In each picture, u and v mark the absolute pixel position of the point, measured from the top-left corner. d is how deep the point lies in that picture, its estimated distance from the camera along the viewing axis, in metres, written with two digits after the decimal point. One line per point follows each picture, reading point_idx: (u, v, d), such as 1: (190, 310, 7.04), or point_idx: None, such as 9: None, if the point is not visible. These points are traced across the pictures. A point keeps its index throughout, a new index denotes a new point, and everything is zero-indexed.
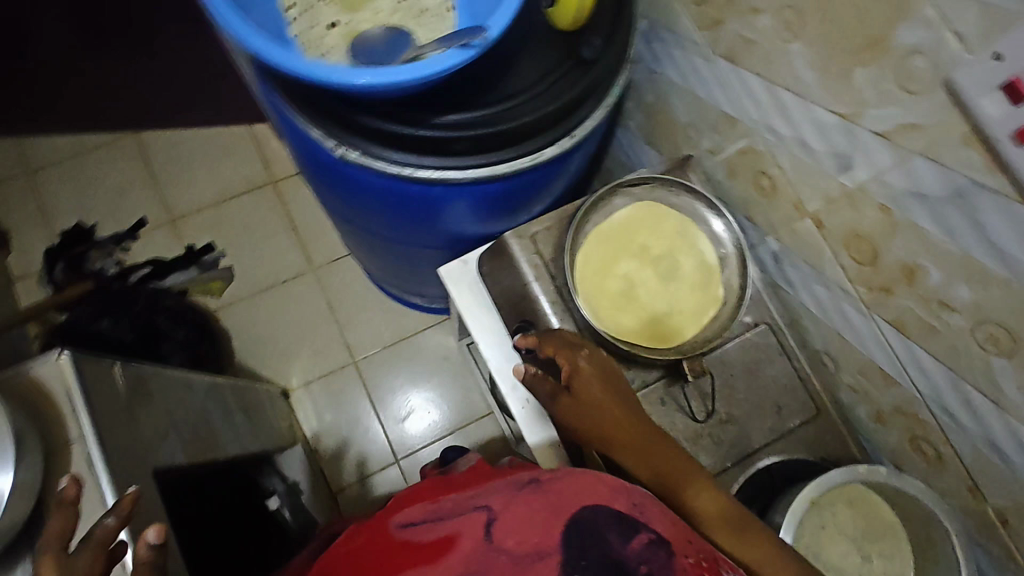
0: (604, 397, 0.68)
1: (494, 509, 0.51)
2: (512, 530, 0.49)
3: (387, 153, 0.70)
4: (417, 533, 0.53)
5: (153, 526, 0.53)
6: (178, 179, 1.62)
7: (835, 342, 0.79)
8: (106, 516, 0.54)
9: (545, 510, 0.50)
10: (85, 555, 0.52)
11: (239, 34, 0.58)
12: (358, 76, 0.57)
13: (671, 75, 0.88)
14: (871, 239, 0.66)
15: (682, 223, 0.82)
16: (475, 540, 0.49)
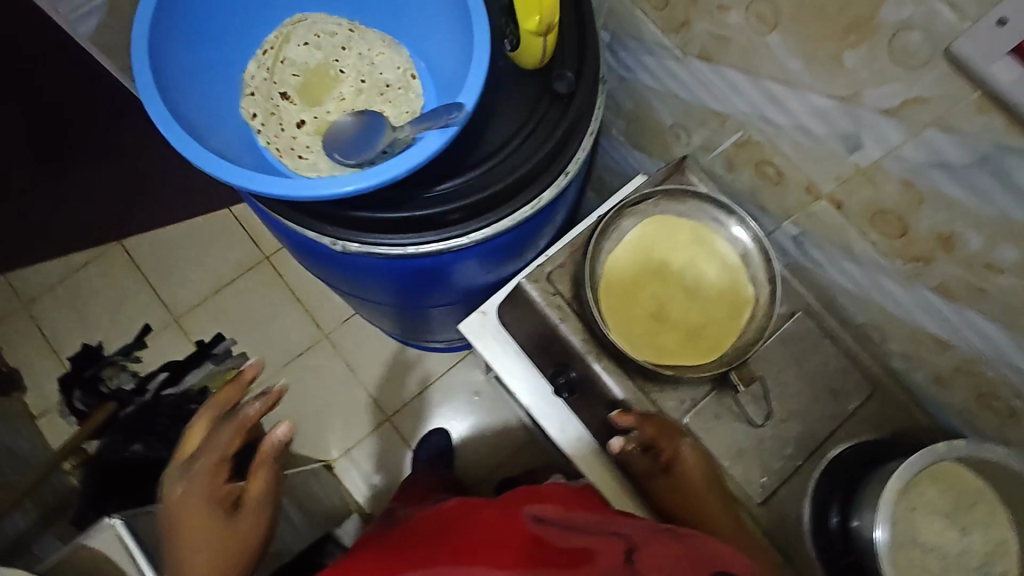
0: (703, 488, 0.69)
1: (637, 541, 0.50)
2: (657, 564, 0.47)
3: (387, 239, 0.69)
4: (549, 535, 0.53)
5: (282, 423, 0.65)
6: (172, 278, 1.60)
7: (877, 314, 0.77)
8: (254, 402, 0.66)
9: (687, 558, 0.47)
10: (227, 433, 0.65)
11: (216, 170, 0.57)
12: (347, 182, 0.56)
13: (646, 80, 0.85)
14: (897, 213, 0.64)
15: (695, 230, 0.79)
16: (614, 563, 0.48)
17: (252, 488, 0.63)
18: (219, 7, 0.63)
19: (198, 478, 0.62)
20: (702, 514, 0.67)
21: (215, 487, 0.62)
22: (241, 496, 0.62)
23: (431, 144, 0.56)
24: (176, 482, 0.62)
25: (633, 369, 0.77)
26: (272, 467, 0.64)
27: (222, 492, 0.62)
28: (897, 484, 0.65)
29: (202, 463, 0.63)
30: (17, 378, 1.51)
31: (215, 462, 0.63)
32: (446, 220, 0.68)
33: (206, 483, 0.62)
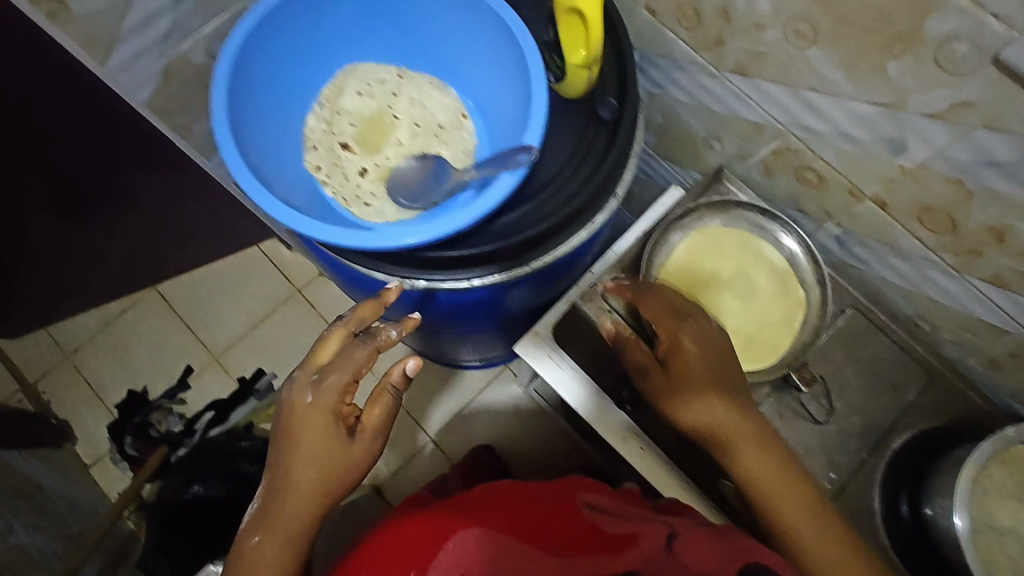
0: (705, 377, 0.66)
1: (678, 531, 0.61)
2: (694, 552, 0.58)
3: (453, 275, 0.71)
4: (603, 521, 0.64)
5: (413, 359, 0.64)
6: (208, 317, 1.62)
7: (927, 306, 0.79)
8: (391, 329, 0.66)
9: (720, 549, 0.58)
10: (361, 351, 0.62)
11: (299, 226, 0.59)
12: (429, 232, 0.59)
13: (676, 95, 0.88)
14: (946, 210, 0.66)
15: (742, 238, 0.82)
16: (656, 545, 0.59)
17: (370, 415, 0.64)
18: (279, 67, 0.66)
19: (328, 391, 0.60)
20: (712, 424, 0.66)
21: (339, 403, 0.61)
22: (360, 421, 0.64)
23: (505, 183, 0.59)
24: (304, 390, 0.61)
25: None
26: (392, 399, 0.65)
27: (345, 410, 0.62)
28: (966, 474, 0.69)
29: (334, 380, 0.61)
30: (68, 427, 1.54)
31: (345, 382, 0.61)
32: (508, 253, 0.71)
33: (333, 399, 0.61)
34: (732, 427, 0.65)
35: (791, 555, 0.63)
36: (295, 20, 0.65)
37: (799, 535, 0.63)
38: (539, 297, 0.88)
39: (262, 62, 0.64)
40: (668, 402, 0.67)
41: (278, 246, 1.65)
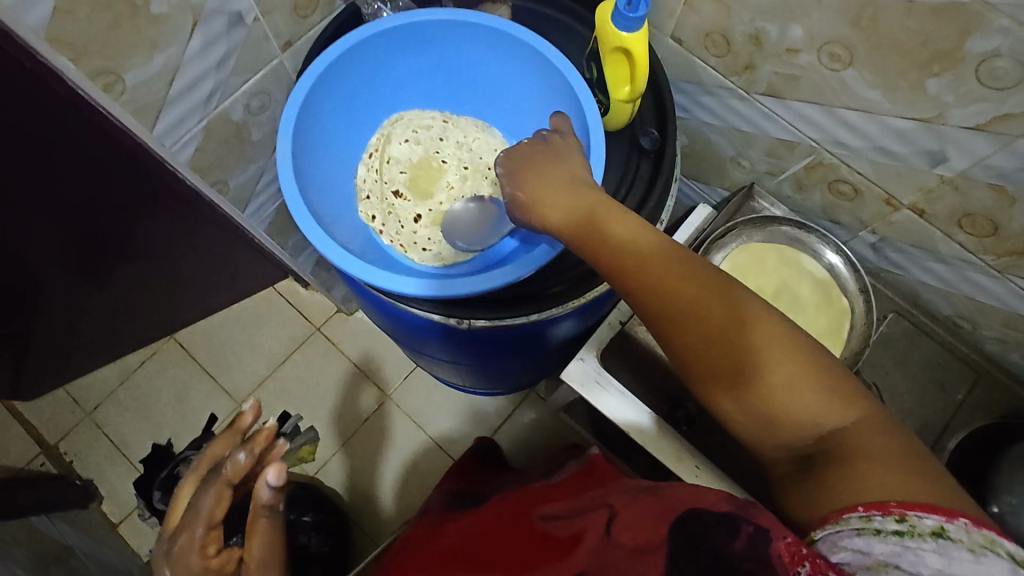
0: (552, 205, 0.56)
1: (619, 509, 0.52)
2: (630, 527, 0.49)
3: (509, 314, 0.72)
4: (556, 529, 0.56)
5: (272, 467, 0.56)
6: (229, 362, 1.55)
7: (967, 306, 0.81)
8: (237, 453, 0.58)
9: (660, 508, 0.49)
10: (208, 495, 0.57)
11: (373, 278, 0.60)
12: (492, 279, 0.61)
13: (704, 117, 0.90)
14: (987, 213, 0.68)
15: (782, 253, 0.85)
16: (598, 536, 0.50)
17: (251, 549, 0.55)
18: (330, 122, 0.67)
19: (184, 553, 0.54)
20: (583, 250, 0.54)
21: (203, 558, 0.54)
22: (242, 562, 0.55)
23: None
24: (162, 563, 0.55)
25: None
26: (268, 520, 0.56)
27: (213, 562, 0.54)
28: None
29: (185, 541, 0.54)
30: (91, 488, 1.46)
31: (201, 531, 0.55)
32: (560, 289, 0.73)
33: (195, 555, 0.53)
34: (631, 262, 0.51)
35: (750, 413, 0.48)
36: (349, 74, 0.66)
37: (732, 391, 0.48)
38: (582, 330, 0.89)
39: (316, 119, 0.65)
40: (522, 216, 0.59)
41: (294, 285, 1.60)
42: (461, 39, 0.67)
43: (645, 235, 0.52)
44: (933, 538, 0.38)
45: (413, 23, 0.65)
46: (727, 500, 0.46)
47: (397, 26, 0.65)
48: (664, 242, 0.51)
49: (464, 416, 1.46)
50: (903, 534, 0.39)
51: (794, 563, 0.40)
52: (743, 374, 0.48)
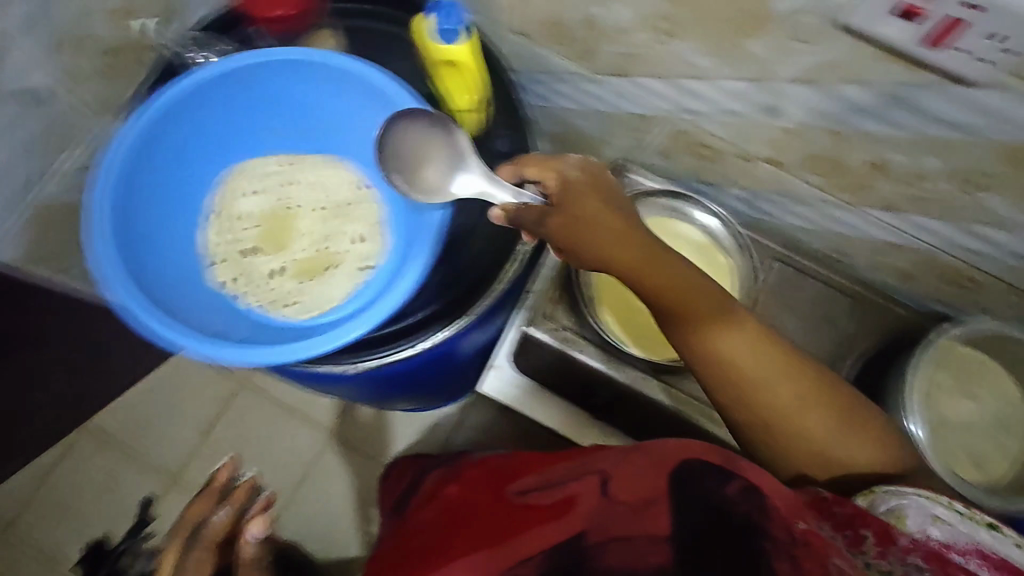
0: (607, 219, 0.52)
1: (609, 472, 0.57)
2: (629, 487, 0.53)
3: (395, 349, 0.70)
4: (536, 500, 0.58)
5: None
6: (149, 439, 1.45)
7: (837, 240, 0.85)
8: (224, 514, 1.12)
9: (650, 465, 0.55)
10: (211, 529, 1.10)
11: (234, 356, 0.56)
12: (357, 326, 0.58)
13: (564, 103, 0.90)
14: (830, 155, 0.71)
15: (661, 225, 0.87)
16: (594, 498, 0.54)
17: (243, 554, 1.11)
18: (155, 191, 0.62)
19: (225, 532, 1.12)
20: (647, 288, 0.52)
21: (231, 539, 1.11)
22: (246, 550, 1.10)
23: (424, 261, 0.60)
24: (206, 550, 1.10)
25: (653, 370, 0.81)
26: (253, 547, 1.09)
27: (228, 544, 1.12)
28: (915, 370, 0.74)
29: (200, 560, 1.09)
30: None
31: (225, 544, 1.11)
32: (441, 316, 0.71)
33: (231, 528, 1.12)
34: (687, 302, 0.53)
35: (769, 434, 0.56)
36: (169, 133, 0.62)
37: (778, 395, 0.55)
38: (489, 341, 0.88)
39: (137, 191, 0.60)
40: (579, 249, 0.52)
41: None
42: (287, 77, 0.64)
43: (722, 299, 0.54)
44: (990, 530, 0.52)
45: (231, 70, 0.61)
46: (714, 454, 0.54)
47: (211, 77, 0.61)
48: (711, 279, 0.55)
49: (407, 436, 1.44)
50: (967, 519, 0.52)
51: (795, 516, 0.49)
52: (775, 381, 0.55)
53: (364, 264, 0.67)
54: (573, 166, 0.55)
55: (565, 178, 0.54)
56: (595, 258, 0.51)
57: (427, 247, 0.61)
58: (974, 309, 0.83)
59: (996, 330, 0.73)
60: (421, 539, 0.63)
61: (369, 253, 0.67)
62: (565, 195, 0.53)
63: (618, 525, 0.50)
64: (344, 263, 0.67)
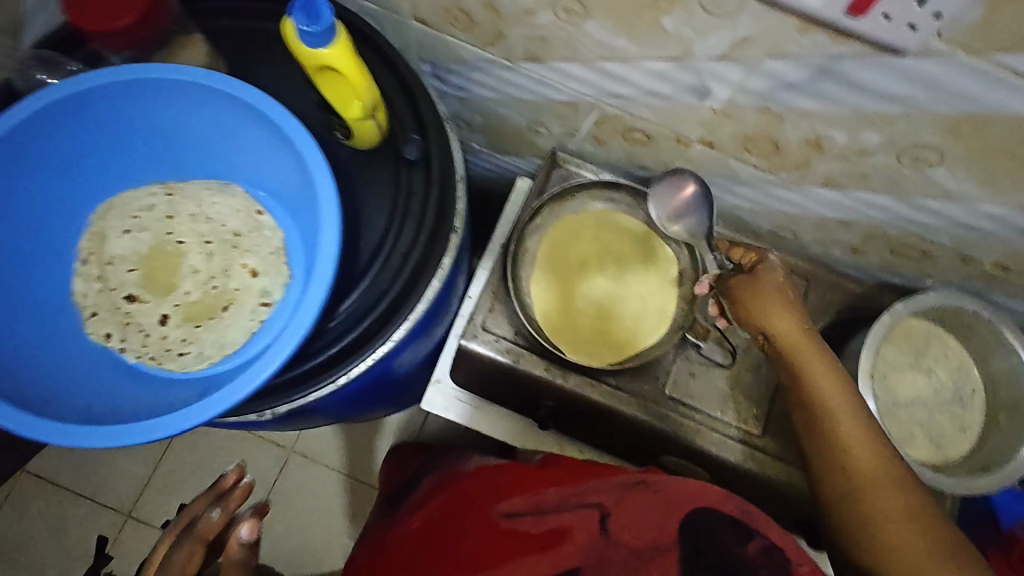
0: (786, 306, 0.64)
1: (608, 506, 0.56)
2: (631, 526, 0.53)
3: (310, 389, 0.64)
4: (522, 525, 0.58)
5: (246, 526, 0.90)
6: (98, 477, 1.38)
7: (782, 218, 0.81)
8: (213, 512, 0.91)
9: (657, 507, 0.54)
10: (184, 553, 0.86)
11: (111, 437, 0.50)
12: (244, 386, 0.52)
13: (484, 93, 0.82)
14: (765, 134, 0.66)
15: (598, 218, 0.79)
16: (589, 534, 0.54)
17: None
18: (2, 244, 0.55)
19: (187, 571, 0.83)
20: (786, 335, 0.63)
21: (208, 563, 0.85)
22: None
23: (317, 298, 0.52)
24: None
25: (600, 375, 0.76)
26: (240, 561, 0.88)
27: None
28: (871, 346, 0.70)
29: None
30: None
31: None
32: (359, 347, 0.64)
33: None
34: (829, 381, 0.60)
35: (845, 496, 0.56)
36: (9, 175, 0.54)
37: (883, 505, 0.54)
38: (428, 354, 0.85)
39: None
40: (748, 295, 0.66)
41: None
42: (162, 98, 0.57)
43: (844, 380, 0.61)
44: None
45: (67, 96, 0.53)
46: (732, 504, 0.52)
47: (60, 99, 0.53)
48: (828, 356, 0.62)
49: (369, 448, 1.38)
50: None
51: None
52: (886, 484, 0.55)
53: (264, 299, 0.60)
54: (770, 266, 0.67)
55: (762, 261, 0.68)
56: (750, 300, 0.65)
57: (320, 283, 0.53)
58: (924, 279, 0.80)
59: (949, 304, 0.70)
60: (418, 542, 0.66)
61: (268, 288, 0.60)
62: (761, 270, 0.67)
63: (618, 567, 0.51)
64: (242, 300, 0.59)
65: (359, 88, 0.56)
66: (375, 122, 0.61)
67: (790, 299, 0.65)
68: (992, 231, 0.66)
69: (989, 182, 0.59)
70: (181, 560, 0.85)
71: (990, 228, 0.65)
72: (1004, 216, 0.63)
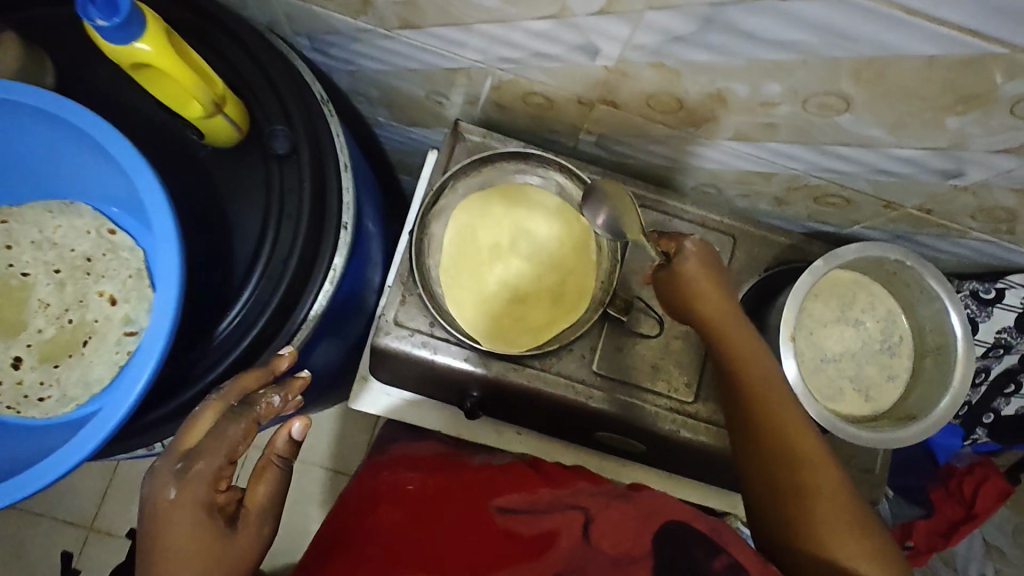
0: (712, 288, 0.62)
1: (592, 514, 0.56)
2: (610, 534, 0.53)
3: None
4: (518, 523, 0.57)
5: (302, 422, 0.51)
6: (48, 495, 1.33)
7: (703, 174, 0.76)
8: (273, 395, 0.52)
9: (635, 518, 0.54)
10: (237, 426, 0.47)
11: None
12: (96, 432, 0.48)
13: (373, 66, 0.75)
14: (667, 91, 0.60)
15: (506, 195, 0.76)
16: (575, 538, 0.53)
17: (255, 493, 0.48)
18: None
19: (196, 480, 0.43)
20: (712, 321, 0.62)
21: (211, 492, 0.44)
22: (243, 506, 0.47)
23: (163, 320, 0.49)
24: (164, 484, 0.43)
25: (523, 359, 0.72)
26: (282, 472, 0.50)
27: (221, 499, 0.45)
28: (795, 304, 0.67)
29: (201, 466, 0.44)
30: None
31: (220, 466, 0.44)
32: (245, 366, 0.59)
33: (203, 489, 0.43)
34: (754, 366, 0.60)
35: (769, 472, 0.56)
36: None
37: (800, 480, 0.54)
38: (348, 352, 0.81)
39: None
40: (671, 289, 0.65)
41: None
42: (10, 116, 0.52)
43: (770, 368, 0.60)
44: None
45: None
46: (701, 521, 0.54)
47: None
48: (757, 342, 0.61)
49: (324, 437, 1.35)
50: None
51: None
52: (804, 462, 0.55)
53: (127, 329, 0.54)
54: (686, 254, 0.64)
55: (682, 247, 0.65)
56: (675, 291, 0.64)
57: (164, 305, 0.49)
58: (852, 226, 0.77)
59: (872, 254, 0.67)
60: (414, 510, 0.61)
61: (131, 315, 0.54)
62: (680, 259, 0.64)
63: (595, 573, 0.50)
64: (103, 332, 0.54)
65: (189, 87, 0.50)
66: (227, 119, 0.54)
67: (717, 281, 0.63)
68: (910, 175, 0.62)
69: (899, 127, 0.55)
70: (234, 435, 0.46)
71: (907, 172, 0.62)
72: (918, 160, 0.59)
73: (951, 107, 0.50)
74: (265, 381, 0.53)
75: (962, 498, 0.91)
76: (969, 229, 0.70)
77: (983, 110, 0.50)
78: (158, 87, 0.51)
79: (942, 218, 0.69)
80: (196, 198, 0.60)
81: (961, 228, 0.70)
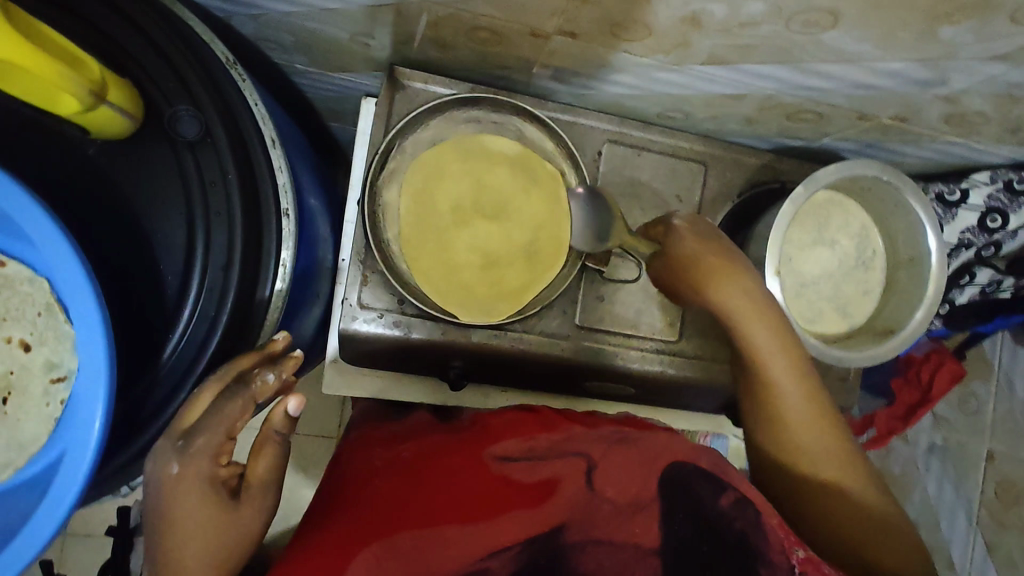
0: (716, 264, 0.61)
1: (594, 458, 0.48)
2: (614, 480, 0.46)
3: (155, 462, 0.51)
4: (515, 470, 0.48)
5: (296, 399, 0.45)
6: None
7: (670, 99, 0.70)
8: (268, 372, 0.47)
9: (640, 461, 0.48)
10: (235, 404, 0.44)
11: None
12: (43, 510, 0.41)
13: (280, 10, 0.62)
14: (634, 17, 0.53)
15: (461, 149, 0.68)
16: (578, 487, 0.46)
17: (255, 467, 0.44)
18: None
19: (198, 455, 0.41)
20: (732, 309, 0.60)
21: (215, 466, 0.42)
22: (244, 481, 0.44)
23: (92, 359, 0.41)
24: (167, 459, 0.41)
25: (504, 325, 0.68)
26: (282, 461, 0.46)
27: (223, 472, 0.43)
28: (780, 233, 0.64)
29: (203, 441, 0.42)
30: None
31: (221, 441, 0.43)
32: None
33: (207, 462, 0.42)
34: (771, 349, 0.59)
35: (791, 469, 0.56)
36: None
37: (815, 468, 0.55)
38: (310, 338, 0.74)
39: None
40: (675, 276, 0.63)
41: None
42: None
43: (791, 350, 0.59)
44: None
45: None
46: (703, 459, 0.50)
47: None
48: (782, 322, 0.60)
49: None
50: None
51: (791, 544, 0.45)
52: (816, 457, 0.56)
53: (54, 375, 0.46)
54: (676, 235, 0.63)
55: (671, 227, 0.64)
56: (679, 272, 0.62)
57: (92, 340, 0.41)
58: (821, 139, 0.74)
59: (850, 173, 0.64)
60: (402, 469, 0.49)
61: (53, 359, 0.46)
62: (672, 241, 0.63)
63: (602, 526, 0.44)
64: (25, 385, 0.46)
65: (50, 77, 0.39)
66: (113, 108, 0.45)
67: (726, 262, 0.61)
68: (889, 86, 0.59)
69: (889, 40, 0.50)
70: (230, 414, 0.44)
71: (887, 84, 0.58)
72: (901, 72, 0.55)
73: (946, 17, 0.46)
74: (258, 362, 0.48)
75: (920, 383, 0.97)
76: (940, 133, 0.68)
77: (981, 18, 0.46)
78: (6, 85, 0.39)
79: (913, 125, 0.67)
80: (103, 205, 0.50)
81: (932, 134, 0.68)
